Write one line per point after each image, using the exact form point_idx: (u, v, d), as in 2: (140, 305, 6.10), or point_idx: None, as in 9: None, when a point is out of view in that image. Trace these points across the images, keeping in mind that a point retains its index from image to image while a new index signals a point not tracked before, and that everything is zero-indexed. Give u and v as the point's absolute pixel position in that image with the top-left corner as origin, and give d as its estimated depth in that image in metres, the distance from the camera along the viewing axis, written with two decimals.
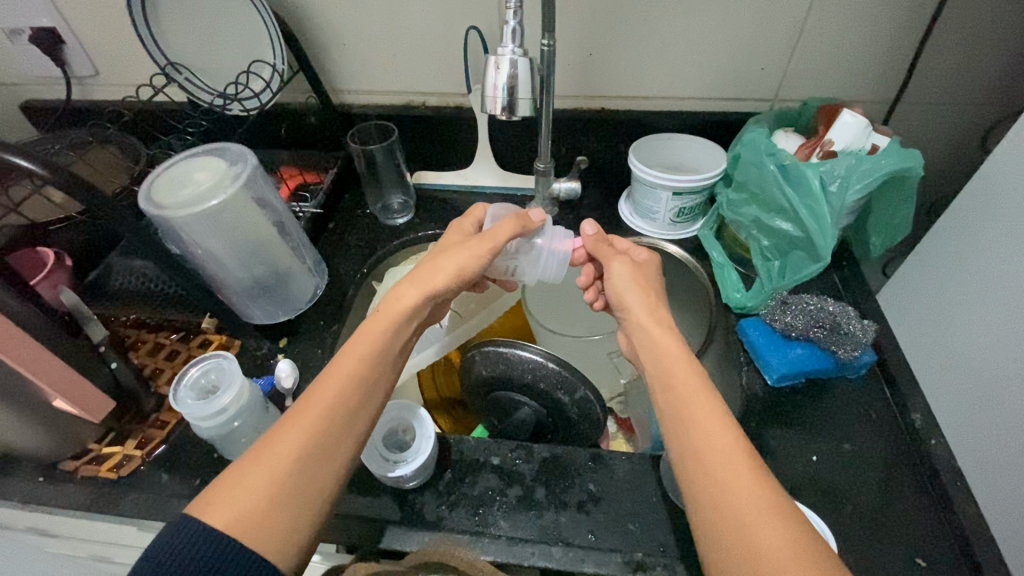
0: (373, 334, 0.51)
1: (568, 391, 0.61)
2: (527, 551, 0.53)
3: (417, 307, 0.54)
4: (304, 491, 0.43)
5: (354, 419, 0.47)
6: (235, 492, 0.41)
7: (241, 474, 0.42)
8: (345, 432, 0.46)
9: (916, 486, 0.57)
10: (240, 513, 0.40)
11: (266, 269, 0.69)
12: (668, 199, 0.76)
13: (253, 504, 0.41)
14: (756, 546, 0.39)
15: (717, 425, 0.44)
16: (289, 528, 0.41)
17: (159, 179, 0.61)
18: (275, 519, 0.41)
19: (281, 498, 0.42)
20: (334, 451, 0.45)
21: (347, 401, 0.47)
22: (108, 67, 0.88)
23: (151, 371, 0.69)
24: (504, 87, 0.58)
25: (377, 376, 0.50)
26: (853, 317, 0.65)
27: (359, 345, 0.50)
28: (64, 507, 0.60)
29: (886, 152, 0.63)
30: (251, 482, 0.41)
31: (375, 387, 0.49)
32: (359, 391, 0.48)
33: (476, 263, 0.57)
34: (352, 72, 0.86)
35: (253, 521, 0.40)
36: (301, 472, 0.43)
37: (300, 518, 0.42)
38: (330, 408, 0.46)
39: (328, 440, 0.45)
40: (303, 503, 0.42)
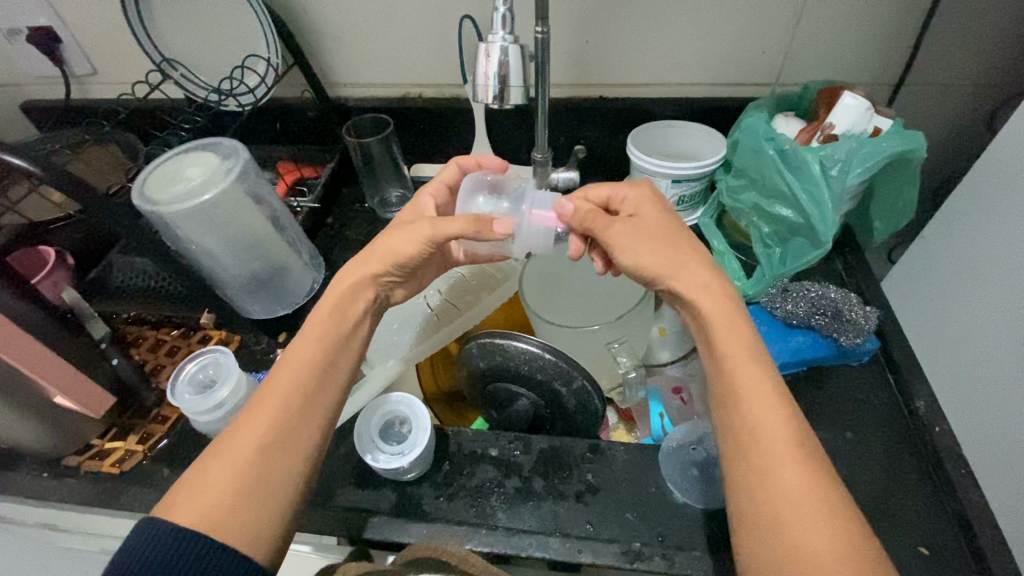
0: (320, 323, 0.51)
1: (565, 382, 0.61)
2: (524, 542, 0.53)
3: (360, 293, 0.54)
4: (270, 485, 0.43)
5: (311, 408, 0.47)
6: (201, 490, 0.41)
7: (205, 472, 0.42)
8: (305, 423, 0.46)
9: (920, 474, 0.56)
10: (207, 510, 0.41)
11: (263, 264, 0.69)
12: (667, 187, 0.75)
13: (219, 500, 0.41)
14: (795, 530, 0.38)
15: (774, 408, 0.43)
16: (258, 521, 0.42)
17: (153, 175, 0.61)
18: (243, 514, 0.41)
19: (246, 493, 0.42)
20: (296, 442, 0.45)
21: (303, 390, 0.47)
22: (105, 65, 0.88)
23: (153, 367, 0.70)
24: (495, 75, 0.57)
25: (330, 363, 0.50)
26: (856, 303, 0.64)
27: (308, 335, 0.50)
28: (69, 501, 0.61)
29: (889, 134, 0.61)
30: (216, 478, 0.42)
31: (331, 375, 0.49)
32: (316, 379, 0.48)
33: (412, 245, 0.54)
34: (346, 65, 0.85)
35: (221, 517, 0.41)
36: (263, 464, 0.43)
37: (267, 511, 0.42)
38: (283, 398, 0.46)
39: (288, 431, 0.45)
40: (269, 495, 0.43)
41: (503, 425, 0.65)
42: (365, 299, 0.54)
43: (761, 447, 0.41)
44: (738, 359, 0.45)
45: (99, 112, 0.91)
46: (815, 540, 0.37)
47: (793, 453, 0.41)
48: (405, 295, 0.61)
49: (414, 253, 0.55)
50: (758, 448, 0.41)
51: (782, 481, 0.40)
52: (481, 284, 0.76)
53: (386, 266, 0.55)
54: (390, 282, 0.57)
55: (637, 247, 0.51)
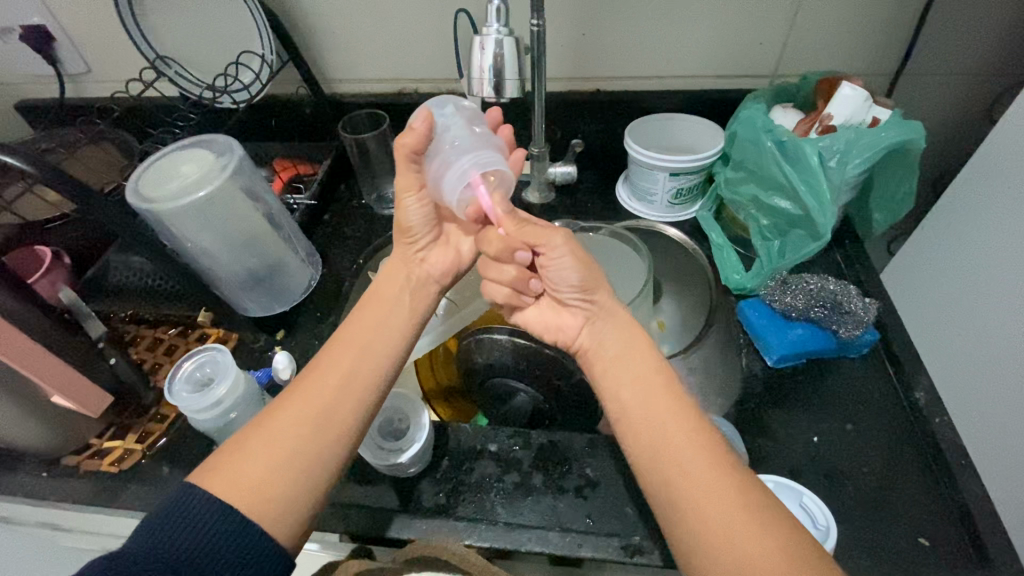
0: (375, 307, 0.52)
1: (564, 375, 0.61)
2: (524, 537, 0.53)
3: (397, 268, 0.55)
4: (302, 463, 0.43)
5: (353, 389, 0.47)
6: (235, 459, 0.42)
7: (241, 444, 0.43)
8: (346, 403, 0.46)
9: (919, 465, 0.56)
10: (235, 481, 0.41)
11: (259, 262, 0.69)
12: (665, 179, 0.74)
13: (250, 471, 0.42)
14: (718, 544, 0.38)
15: (682, 416, 0.44)
16: (283, 498, 0.41)
17: (147, 173, 0.61)
18: (273, 489, 0.41)
19: (276, 466, 0.42)
20: (331, 421, 0.45)
21: (345, 371, 0.47)
22: (99, 63, 0.88)
23: (151, 365, 0.70)
24: (490, 68, 0.57)
25: (374, 346, 0.50)
26: (855, 295, 0.63)
27: (360, 317, 0.51)
28: (67, 500, 0.61)
29: (888, 125, 0.61)
30: (250, 451, 0.43)
31: (382, 359, 0.49)
32: (363, 358, 0.48)
33: (419, 205, 0.53)
34: (341, 60, 0.84)
35: (249, 488, 0.41)
36: (299, 437, 0.43)
37: (296, 486, 0.42)
38: (324, 378, 0.47)
39: (325, 410, 0.45)
40: (298, 472, 0.42)
41: (501, 420, 0.65)
42: (401, 274, 0.55)
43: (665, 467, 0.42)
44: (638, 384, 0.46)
45: (95, 110, 0.91)
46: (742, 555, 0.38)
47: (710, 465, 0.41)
48: (442, 261, 0.56)
49: (421, 219, 0.54)
50: (663, 470, 0.42)
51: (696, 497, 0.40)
52: (479, 280, 0.76)
53: (400, 240, 0.55)
54: (418, 251, 0.55)
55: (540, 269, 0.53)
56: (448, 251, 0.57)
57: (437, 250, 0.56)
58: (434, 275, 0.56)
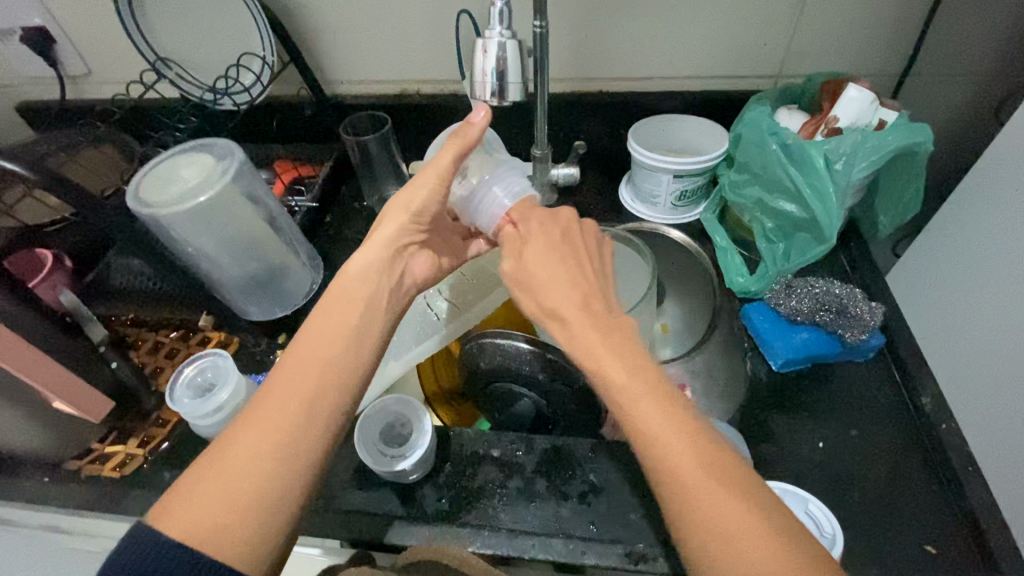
0: (336, 319, 0.49)
1: (567, 381, 0.60)
2: (527, 544, 0.53)
3: (368, 275, 0.52)
4: (266, 496, 0.41)
5: (317, 411, 0.45)
6: (192, 499, 0.40)
7: (197, 481, 0.41)
8: (310, 426, 0.44)
9: (926, 471, 0.55)
10: (196, 522, 0.39)
11: (260, 266, 0.68)
12: (668, 182, 0.74)
13: (211, 510, 0.40)
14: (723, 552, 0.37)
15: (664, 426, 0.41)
16: (249, 533, 0.40)
17: (148, 176, 0.60)
18: (235, 526, 0.40)
19: (238, 505, 0.40)
20: (295, 448, 0.43)
21: (306, 392, 0.45)
22: (99, 64, 0.87)
23: (152, 369, 0.70)
24: (493, 71, 0.56)
25: (339, 361, 0.47)
26: (860, 299, 0.63)
27: (318, 330, 0.48)
28: (69, 505, 0.60)
29: (895, 128, 0.60)
30: (209, 488, 0.41)
31: (345, 374, 0.47)
32: (324, 376, 0.46)
33: (432, 198, 0.54)
34: (342, 61, 0.84)
35: (211, 529, 0.39)
36: (258, 469, 0.41)
37: (262, 519, 0.40)
38: (280, 404, 0.44)
39: (287, 438, 0.43)
40: (264, 507, 0.41)
41: (504, 425, 0.65)
42: (372, 283, 0.52)
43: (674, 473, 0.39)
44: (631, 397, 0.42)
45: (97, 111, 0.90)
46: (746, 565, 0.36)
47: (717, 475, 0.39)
48: (425, 267, 0.57)
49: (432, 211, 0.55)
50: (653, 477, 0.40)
51: (702, 507, 0.38)
52: (482, 282, 0.74)
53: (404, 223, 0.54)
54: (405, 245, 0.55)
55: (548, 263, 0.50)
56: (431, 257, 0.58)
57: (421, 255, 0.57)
58: (416, 277, 0.56)
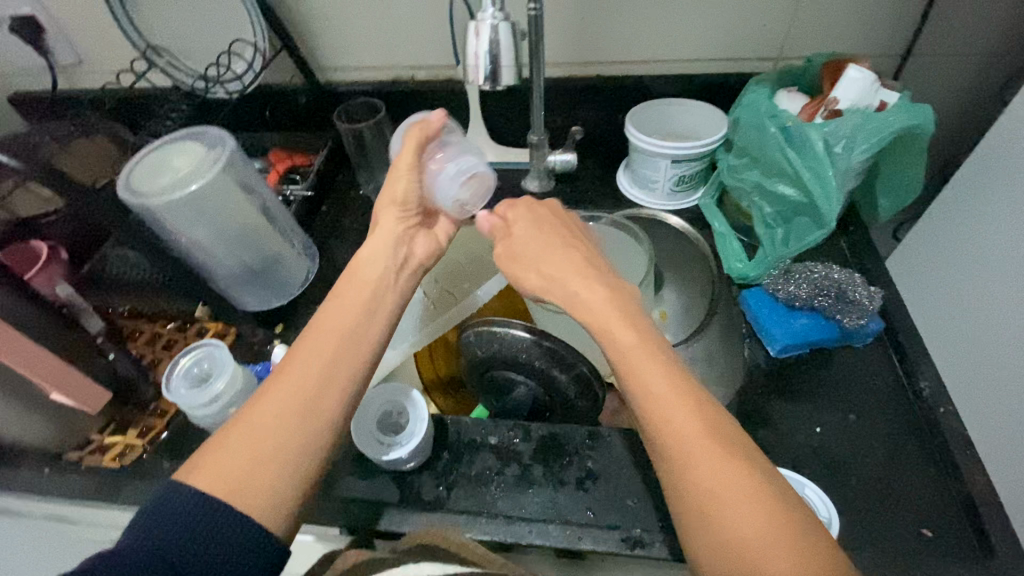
0: (354, 288, 0.50)
1: (564, 368, 0.60)
2: (525, 530, 0.53)
3: (381, 253, 0.53)
4: (290, 454, 0.41)
5: (337, 375, 0.45)
6: (218, 457, 0.41)
7: (224, 441, 0.42)
8: (330, 390, 0.44)
9: (924, 455, 0.55)
10: (221, 478, 0.40)
11: (255, 256, 0.67)
12: (667, 167, 0.73)
13: (235, 468, 0.40)
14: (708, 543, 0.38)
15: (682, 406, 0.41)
16: (273, 492, 0.40)
17: (138, 166, 0.59)
18: (259, 483, 0.40)
19: (263, 463, 0.41)
20: (315, 411, 0.43)
21: (326, 357, 0.45)
22: (91, 53, 0.86)
23: (150, 360, 0.70)
24: (486, 55, 0.55)
25: (359, 329, 0.48)
26: (859, 284, 0.63)
27: (336, 300, 0.49)
28: (70, 496, 0.61)
29: (895, 109, 0.59)
30: (233, 446, 0.41)
31: (365, 340, 0.48)
32: (344, 342, 0.47)
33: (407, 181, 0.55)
34: (336, 48, 0.83)
35: (236, 486, 0.39)
36: (280, 429, 0.42)
37: (286, 479, 0.41)
38: (301, 368, 0.45)
39: (307, 401, 0.43)
40: (287, 466, 0.41)
41: (504, 414, 0.64)
42: (385, 255, 0.53)
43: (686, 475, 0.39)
44: (650, 370, 0.43)
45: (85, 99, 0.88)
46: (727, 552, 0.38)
47: (731, 471, 0.39)
48: (426, 247, 0.57)
49: (413, 196, 0.56)
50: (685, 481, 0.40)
51: (719, 515, 0.38)
52: (476, 270, 0.76)
53: (392, 211, 0.55)
54: (408, 230, 0.56)
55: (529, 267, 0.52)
56: (431, 238, 0.58)
57: (424, 237, 0.57)
58: (419, 257, 0.56)
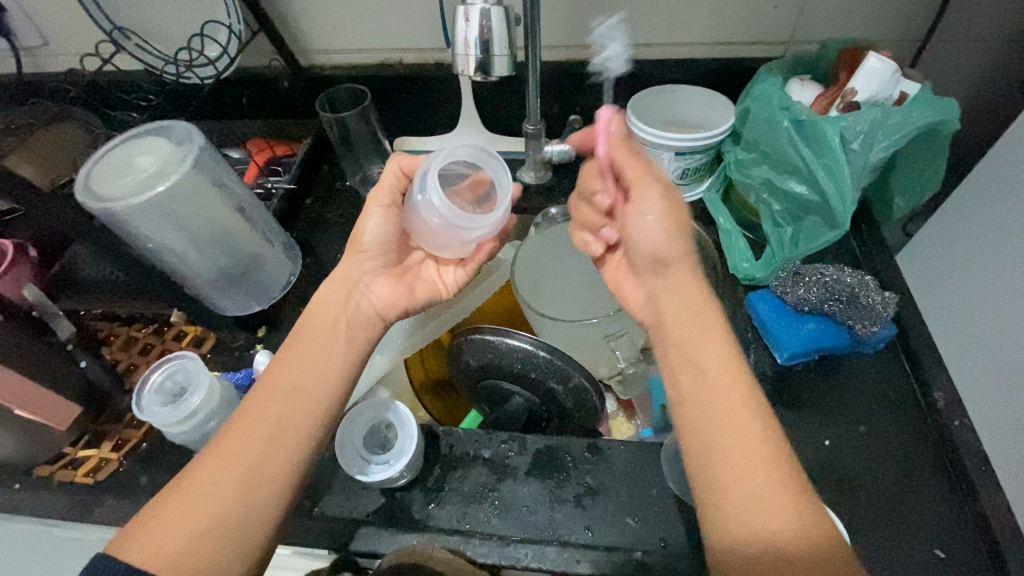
0: (305, 341, 0.50)
1: (562, 380, 0.57)
2: (520, 552, 0.51)
3: (336, 304, 0.52)
4: (233, 522, 0.40)
5: (287, 438, 0.44)
6: (157, 526, 0.39)
7: (164, 506, 0.40)
8: (278, 453, 0.44)
9: (936, 469, 0.53)
10: (158, 548, 0.38)
11: (232, 259, 0.63)
12: (670, 159, 0.69)
13: (174, 537, 0.39)
14: (746, 518, 0.38)
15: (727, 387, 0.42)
16: (215, 563, 0.39)
17: (98, 167, 0.55)
18: (200, 554, 0.38)
19: (205, 533, 0.39)
20: (263, 478, 0.42)
21: (274, 418, 0.45)
22: (55, 35, 0.80)
23: (126, 367, 0.66)
24: (477, 42, 0.51)
25: (309, 389, 0.47)
26: (873, 288, 0.60)
27: (285, 356, 0.49)
28: (41, 515, 0.57)
29: (916, 104, 0.55)
30: (174, 513, 0.40)
31: (318, 397, 0.47)
32: (295, 401, 0.46)
33: (369, 226, 0.54)
34: (317, 29, 0.77)
35: (175, 560, 0.38)
36: (223, 496, 0.41)
37: (228, 550, 0.39)
38: (248, 429, 0.44)
39: (255, 467, 0.42)
40: (230, 534, 0.40)
41: (494, 423, 0.62)
42: (338, 306, 0.52)
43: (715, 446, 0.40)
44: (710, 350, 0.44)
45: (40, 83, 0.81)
46: (779, 534, 0.36)
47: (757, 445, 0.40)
48: (386, 292, 0.55)
49: (375, 241, 0.54)
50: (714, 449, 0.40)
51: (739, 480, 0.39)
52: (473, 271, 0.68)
53: (353, 255, 0.54)
54: (362, 277, 0.54)
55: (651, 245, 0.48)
56: (396, 285, 0.56)
57: (387, 282, 0.55)
58: (376, 304, 0.54)
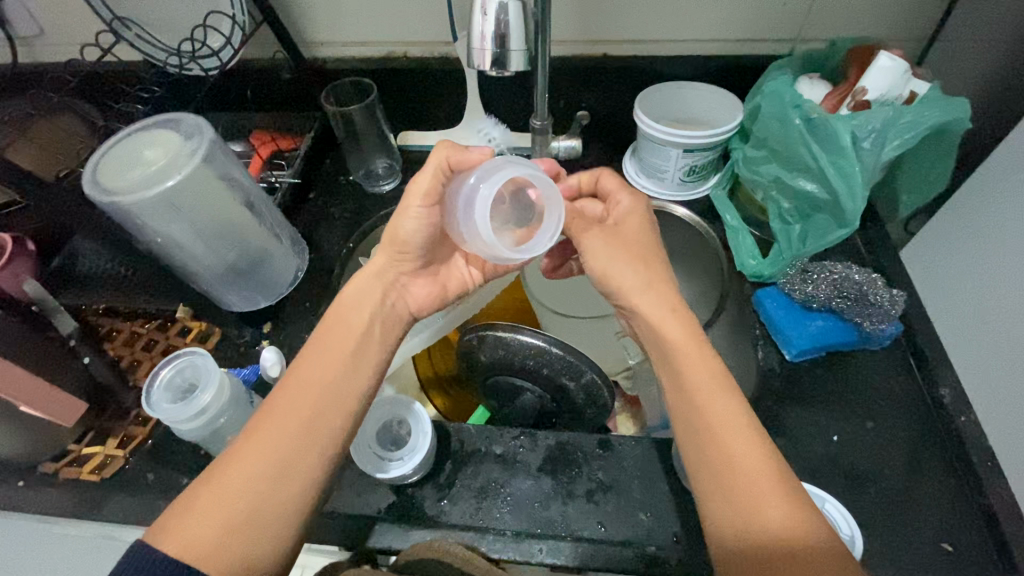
0: (336, 335, 0.48)
1: (574, 376, 0.57)
2: (534, 548, 0.51)
3: (370, 298, 0.51)
4: (265, 516, 0.40)
5: (318, 434, 0.44)
6: (189, 518, 0.39)
7: (195, 499, 0.40)
8: (310, 448, 0.43)
9: (942, 464, 0.54)
10: (192, 540, 0.38)
11: (240, 254, 0.63)
12: (678, 156, 0.69)
13: (207, 529, 0.39)
14: (750, 523, 0.39)
15: (722, 396, 0.43)
16: (248, 556, 0.39)
17: (106, 159, 0.54)
18: (232, 547, 0.38)
19: (237, 526, 0.39)
20: (294, 474, 0.42)
21: (305, 413, 0.44)
22: (52, 24, 0.78)
23: (129, 363, 0.65)
24: (492, 36, 0.51)
25: (340, 384, 0.46)
26: (880, 286, 0.60)
27: (315, 350, 0.48)
28: (46, 512, 0.57)
29: (928, 103, 0.56)
30: (205, 506, 0.40)
31: (349, 393, 0.46)
32: (327, 396, 0.45)
33: (413, 224, 0.51)
34: (322, 21, 0.76)
35: (209, 553, 0.38)
36: (256, 490, 0.40)
37: (260, 542, 0.39)
38: (279, 424, 0.43)
39: (286, 463, 0.42)
40: (263, 528, 0.40)
41: (503, 420, 0.62)
42: (373, 301, 0.51)
43: (721, 458, 0.41)
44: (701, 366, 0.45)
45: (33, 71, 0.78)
46: (781, 533, 0.38)
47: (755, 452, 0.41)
48: (424, 293, 0.55)
49: (416, 237, 0.52)
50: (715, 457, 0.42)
51: (743, 487, 0.40)
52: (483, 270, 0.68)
53: (389, 251, 0.52)
54: (398, 276, 0.53)
55: (612, 266, 0.50)
56: (433, 283, 0.56)
57: (424, 280, 0.55)
58: (411, 305, 0.55)
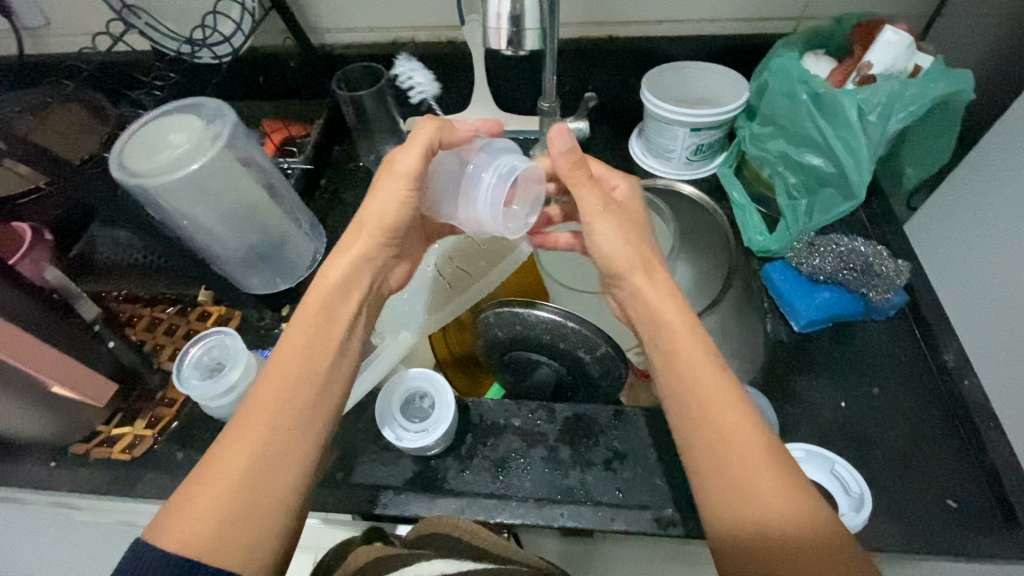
0: (313, 327, 0.47)
1: (589, 349, 0.59)
2: (555, 512, 0.52)
3: (346, 288, 0.50)
4: (264, 505, 0.40)
5: (307, 422, 0.44)
6: (186, 514, 0.39)
7: (190, 496, 0.40)
8: (301, 438, 0.43)
9: (945, 427, 0.56)
10: (192, 536, 0.38)
11: (261, 237, 0.64)
12: (685, 135, 0.70)
13: (207, 523, 0.39)
14: (750, 500, 0.39)
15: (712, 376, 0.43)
16: (251, 545, 0.39)
17: (132, 142, 0.55)
18: (234, 538, 0.39)
19: (236, 518, 0.39)
20: (287, 461, 0.42)
21: (293, 404, 0.44)
22: (59, 15, 0.79)
23: (153, 347, 0.67)
24: (507, 17, 0.52)
25: (325, 375, 0.46)
26: (885, 256, 0.62)
27: (292, 342, 0.47)
28: (79, 490, 0.59)
29: (933, 75, 0.57)
30: (201, 501, 0.40)
31: (334, 383, 0.47)
32: (312, 388, 0.45)
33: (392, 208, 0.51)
34: (331, 8, 0.77)
35: (210, 545, 0.38)
36: (251, 483, 0.41)
37: (261, 530, 0.40)
38: (267, 417, 0.43)
39: (279, 449, 0.42)
40: (264, 517, 0.40)
41: (523, 394, 0.64)
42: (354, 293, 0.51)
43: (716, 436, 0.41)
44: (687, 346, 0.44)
45: (45, 62, 0.79)
46: (780, 510, 0.38)
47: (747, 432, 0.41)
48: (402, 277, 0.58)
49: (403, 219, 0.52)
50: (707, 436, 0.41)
51: (738, 467, 0.40)
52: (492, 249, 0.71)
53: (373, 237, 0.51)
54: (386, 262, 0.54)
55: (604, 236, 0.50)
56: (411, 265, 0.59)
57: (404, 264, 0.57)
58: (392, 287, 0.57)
